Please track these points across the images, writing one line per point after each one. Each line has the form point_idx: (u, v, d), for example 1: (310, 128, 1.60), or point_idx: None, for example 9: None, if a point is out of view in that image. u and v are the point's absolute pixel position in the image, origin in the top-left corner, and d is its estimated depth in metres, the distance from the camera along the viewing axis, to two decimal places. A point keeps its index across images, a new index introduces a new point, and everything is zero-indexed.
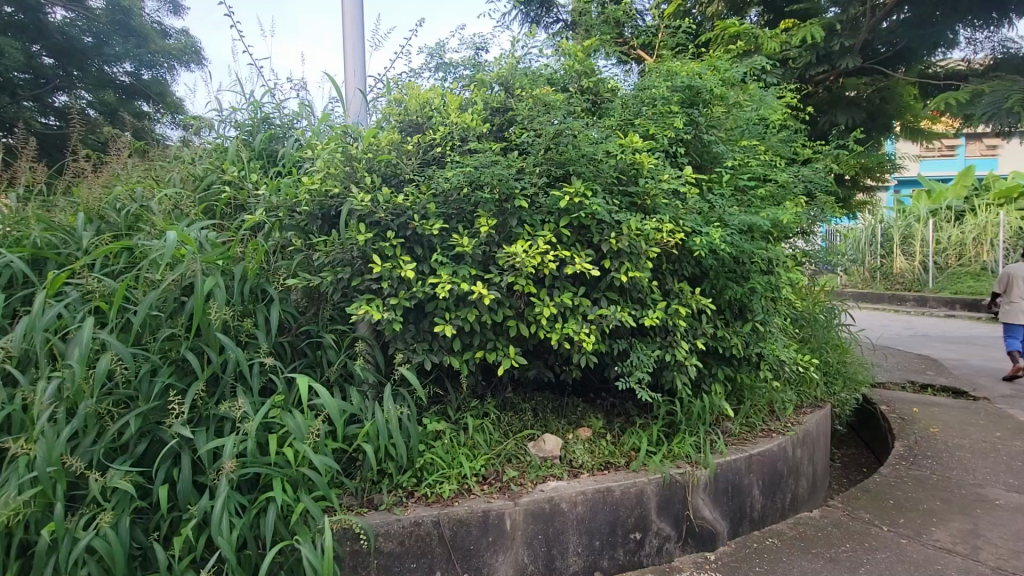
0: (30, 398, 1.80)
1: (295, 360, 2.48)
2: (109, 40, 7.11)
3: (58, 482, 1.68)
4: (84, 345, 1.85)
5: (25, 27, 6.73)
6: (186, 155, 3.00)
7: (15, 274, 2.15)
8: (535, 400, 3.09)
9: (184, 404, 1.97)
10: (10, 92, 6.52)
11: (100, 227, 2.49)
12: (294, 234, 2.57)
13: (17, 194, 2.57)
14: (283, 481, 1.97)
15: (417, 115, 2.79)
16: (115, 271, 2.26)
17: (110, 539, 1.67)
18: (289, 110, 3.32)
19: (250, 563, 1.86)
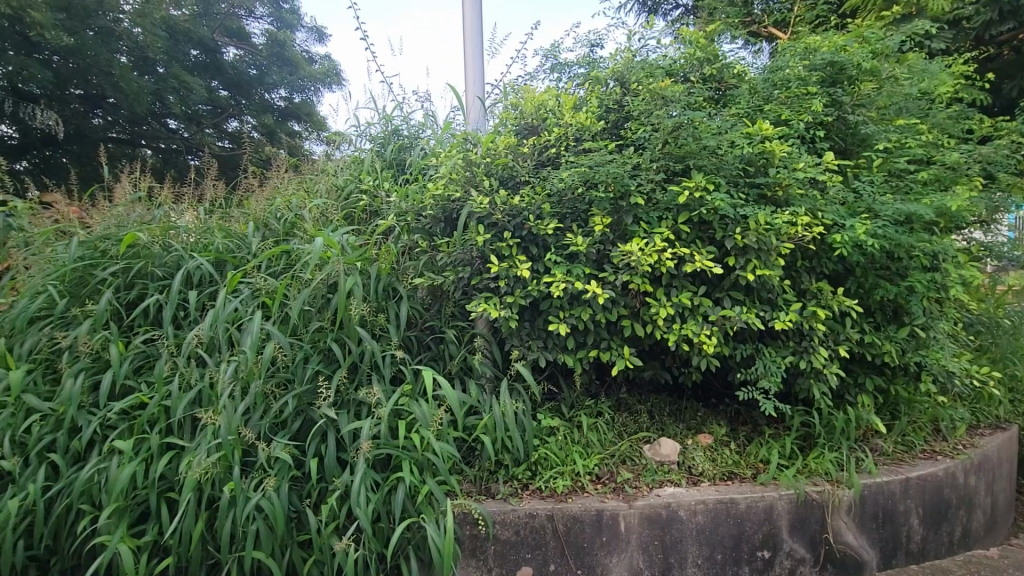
0: (216, 377, 2.16)
1: (421, 353, 2.67)
2: (268, 70, 8.30)
3: (235, 449, 2.00)
4: (254, 334, 2.19)
5: (206, 66, 7.85)
6: (331, 168, 3.37)
7: (203, 273, 2.59)
8: (651, 402, 3.00)
9: (330, 389, 2.24)
10: (196, 122, 7.76)
11: (265, 234, 2.91)
12: (420, 236, 2.76)
13: (205, 207, 3.09)
14: (411, 463, 2.15)
15: (532, 118, 2.86)
16: (276, 271, 2.61)
17: (273, 501, 1.94)
18: (416, 121, 3.58)
19: (382, 535, 2.06)
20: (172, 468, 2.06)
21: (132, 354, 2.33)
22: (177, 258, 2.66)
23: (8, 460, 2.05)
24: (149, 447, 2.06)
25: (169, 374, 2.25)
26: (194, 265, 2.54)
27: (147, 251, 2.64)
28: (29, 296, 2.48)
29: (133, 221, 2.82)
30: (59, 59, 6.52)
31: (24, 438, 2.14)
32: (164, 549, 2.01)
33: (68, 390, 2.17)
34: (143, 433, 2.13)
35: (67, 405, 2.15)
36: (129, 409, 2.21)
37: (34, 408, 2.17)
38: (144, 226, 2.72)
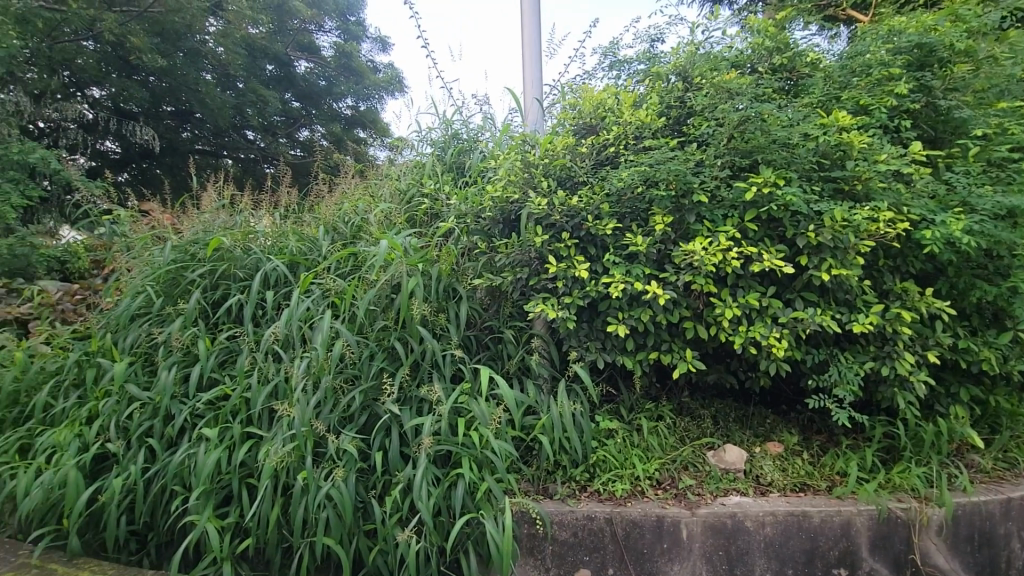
0: (290, 372, 2.30)
1: (480, 352, 2.72)
2: (336, 81, 8.82)
3: (307, 440, 2.12)
4: (324, 332, 2.31)
5: (279, 79, 8.42)
6: (394, 172, 3.49)
7: (278, 275, 2.76)
8: (715, 407, 2.90)
9: (394, 386, 2.33)
10: (272, 132, 8.30)
11: (334, 237, 3.06)
12: (479, 237, 2.80)
13: (280, 212, 3.29)
14: (471, 460, 2.19)
15: (591, 117, 2.83)
16: (344, 273, 2.74)
17: (342, 491, 2.05)
18: (475, 124, 3.65)
19: (442, 529, 2.11)
20: (252, 456, 2.21)
21: (217, 349, 2.52)
22: (256, 260, 2.84)
23: (113, 443, 2.27)
24: (231, 435, 2.23)
25: (249, 369, 2.42)
26: (270, 267, 2.71)
27: (230, 254, 2.84)
28: (130, 296, 2.74)
29: (218, 227, 3.05)
30: (154, 79, 7.13)
31: (126, 424, 2.37)
32: (244, 530, 2.17)
33: (163, 381, 2.39)
34: (226, 423, 2.30)
35: (162, 394, 2.36)
36: (214, 400, 2.40)
37: (135, 396, 2.39)
38: (227, 232, 2.94)
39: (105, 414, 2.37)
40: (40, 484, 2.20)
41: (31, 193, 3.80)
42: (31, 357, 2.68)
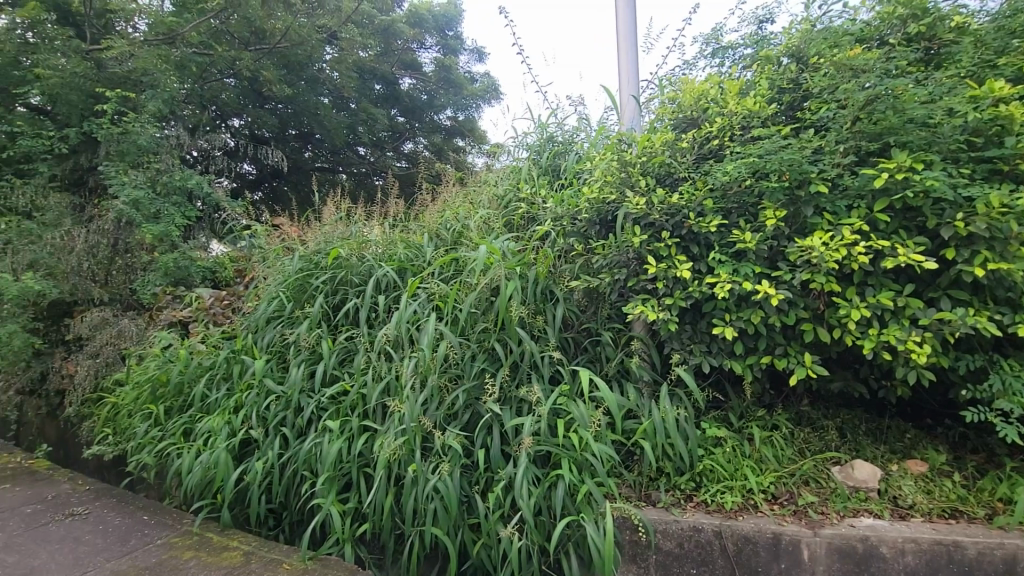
0: (400, 370, 2.46)
1: (578, 355, 2.71)
2: (437, 94, 9.34)
3: (416, 434, 2.25)
4: (430, 333, 2.44)
5: (386, 97, 9.11)
6: (492, 178, 3.60)
7: (389, 280, 2.96)
8: (841, 418, 2.63)
9: (495, 386, 2.40)
10: (380, 146, 9.03)
11: (437, 243, 3.22)
12: (576, 239, 2.77)
13: (389, 221, 3.52)
14: (571, 462, 2.20)
15: (692, 110, 2.71)
16: (447, 277, 2.87)
17: (448, 485, 2.15)
18: (570, 126, 3.65)
19: (543, 528, 2.13)
20: (368, 448, 2.40)
21: (337, 349, 2.77)
22: (369, 267, 3.08)
23: (255, 430, 2.59)
24: (351, 427, 2.44)
25: (365, 367, 2.63)
26: (382, 273, 2.92)
27: (347, 262, 3.11)
28: (267, 301, 3.10)
29: (338, 238, 3.35)
30: (282, 107, 8.03)
31: (265, 414, 2.68)
32: (362, 516, 2.36)
33: (293, 377, 2.67)
34: (346, 416, 2.52)
35: (293, 389, 2.65)
36: (336, 395, 2.64)
37: (271, 389, 2.70)
38: (345, 242, 3.22)
39: (248, 404, 2.70)
40: (199, 462, 2.56)
41: (190, 213, 4.46)
42: (191, 353, 3.12)
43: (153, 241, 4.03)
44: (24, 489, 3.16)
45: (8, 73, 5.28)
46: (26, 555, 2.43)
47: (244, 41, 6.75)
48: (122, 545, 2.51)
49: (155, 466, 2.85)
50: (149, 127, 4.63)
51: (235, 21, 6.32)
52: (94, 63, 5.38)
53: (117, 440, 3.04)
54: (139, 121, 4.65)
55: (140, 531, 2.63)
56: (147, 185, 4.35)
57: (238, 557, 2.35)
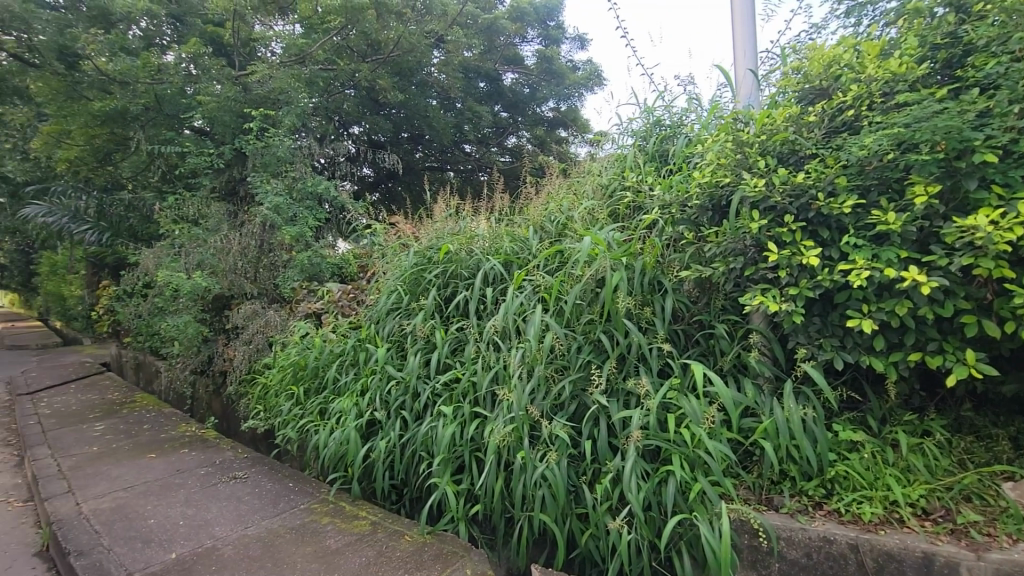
0: (508, 360, 2.53)
1: (689, 348, 2.59)
2: (539, 86, 9.38)
3: (524, 423, 2.31)
4: (536, 324, 2.47)
5: (489, 94, 9.42)
6: (596, 168, 3.53)
7: (496, 273, 3.05)
8: (1014, 427, 2.24)
9: (601, 378, 2.37)
10: (484, 142, 9.33)
11: (541, 235, 3.23)
12: (687, 227, 2.61)
13: (495, 216, 3.61)
14: (682, 458, 2.12)
15: (821, 80, 2.45)
16: (552, 269, 2.88)
17: (555, 474, 2.18)
18: (679, 108, 3.47)
19: (653, 524, 2.08)
20: (479, 433, 2.51)
21: (449, 339, 2.92)
22: (477, 261, 3.19)
23: (378, 412, 2.82)
24: (463, 413, 2.57)
25: (475, 356, 2.75)
26: (490, 266, 3.01)
27: (457, 256, 3.25)
28: (387, 294, 3.34)
29: (448, 233, 3.51)
30: (395, 111, 8.57)
31: (387, 398, 2.91)
32: (474, 497, 2.48)
33: (411, 365, 2.87)
34: (458, 403, 2.66)
35: (410, 375, 2.84)
36: (449, 382, 2.79)
37: (392, 375, 2.93)
38: (455, 237, 3.36)
39: (373, 388, 2.94)
40: (333, 439, 2.85)
41: (320, 216, 4.96)
42: (324, 341, 3.47)
43: (291, 241, 4.54)
44: (199, 453, 3.75)
45: (177, 102, 6.23)
46: (202, 509, 2.89)
47: (362, 54, 7.30)
48: (273, 507, 2.88)
49: (297, 440, 3.23)
50: (286, 140, 5.21)
51: (354, 36, 6.86)
52: (242, 87, 6.17)
53: (267, 416, 3.49)
54: (278, 136, 5.26)
55: (286, 496, 3.00)
56: (285, 192, 4.91)
57: (366, 526, 2.59)
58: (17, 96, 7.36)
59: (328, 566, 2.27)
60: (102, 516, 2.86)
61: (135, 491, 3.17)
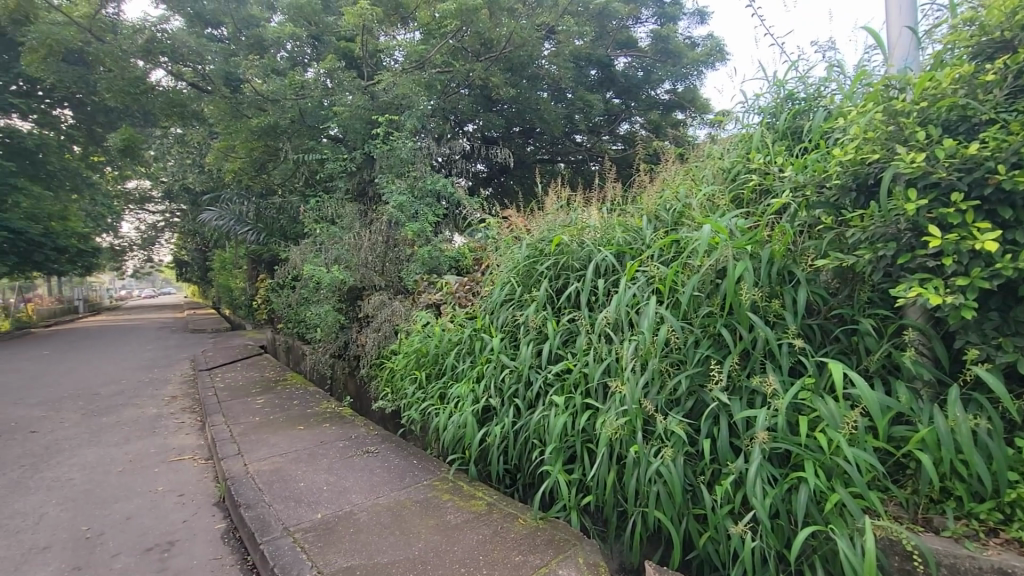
0: (620, 353, 2.48)
1: (826, 345, 2.35)
2: (653, 68, 9.08)
3: (638, 417, 2.25)
4: (650, 317, 2.38)
5: (601, 81, 9.39)
6: (717, 151, 3.26)
7: (608, 264, 2.98)
8: None
9: (722, 373, 2.24)
10: (597, 132, 9.43)
11: (656, 225, 3.08)
12: (824, 211, 2.31)
13: (607, 206, 3.53)
14: (816, 465, 1.94)
15: (1005, 29, 2.03)
16: (668, 260, 2.75)
17: (671, 471, 2.11)
18: (816, 78, 3.11)
19: (781, 533, 1.94)
20: (591, 424, 2.51)
21: (561, 330, 2.93)
22: (588, 252, 3.14)
23: (493, 399, 2.94)
24: (575, 404, 2.57)
25: (586, 348, 2.74)
26: (601, 257, 2.95)
27: (568, 248, 3.23)
28: (500, 286, 3.44)
29: (559, 225, 3.50)
30: (507, 107, 8.80)
31: (501, 386, 3.01)
32: (586, 487, 2.48)
33: (523, 354, 2.93)
34: (570, 393, 2.67)
35: (523, 365, 2.91)
36: (560, 372, 2.81)
37: (505, 364, 3.02)
38: (566, 229, 3.34)
39: (488, 376, 3.07)
40: (453, 422, 3.03)
41: (438, 212, 5.26)
42: (443, 330, 3.67)
43: (414, 237, 4.86)
44: (338, 428, 4.20)
45: (317, 114, 6.98)
46: (340, 477, 3.24)
47: (476, 53, 7.56)
48: (400, 480, 3.14)
49: (420, 421, 3.48)
50: (408, 142, 5.58)
51: (469, 37, 7.11)
52: (370, 95, 6.69)
53: (394, 398, 3.81)
54: (401, 139, 5.65)
55: (412, 471, 3.25)
56: (408, 191, 5.27)
57: (483, 506, 2.72)
58: (195, 119, 8.74)
59: (448, 539, 2.43)
60: (264, 477, 3.33)
61: (288, 457, 3.65)
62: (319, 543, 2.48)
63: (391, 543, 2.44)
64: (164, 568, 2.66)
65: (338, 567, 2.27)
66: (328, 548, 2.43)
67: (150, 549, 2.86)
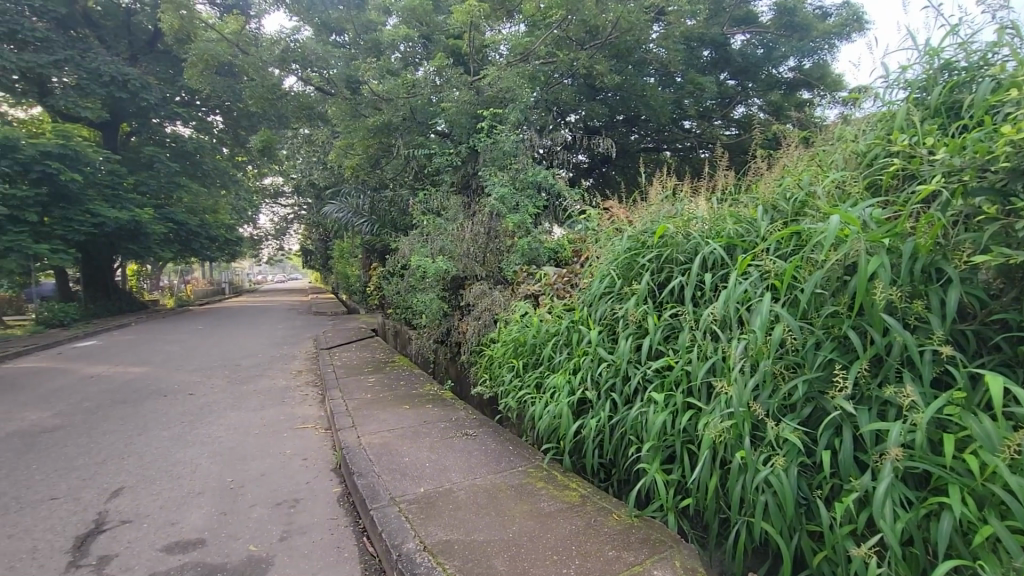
0: (728, 352, 2.33)
1: (983, 354, 2.03)
2: (776, 45, 8.76)
3: (746, 420, 2.11)
4: (763, 315, 2.19)
5: (717, 61, 9.21)
6: (850, 132, 2.87)
7: (716, 257, 2.78)
8: None
9: (847, 380, 2.02)
10: (709, 117, 9.25)
11: (774, 216, 2.81)
12: (987, 199, 1.98)
13: (718, 197, 3.29)
14: (963, 492, 1.70)
15: None
16: (785, 253, 2.50)
17: (782, 482, 1.96)
18: (984, 43, 2.60)
19: (915, 563, 1.75)
20: (692, 425, 2.39)
21: (662, 325, 2.80)
22: (695, 245, 2.96)
23: (590, 392, 2.91)
24: (675, 403, 2.47)
25: (690, 345, 2.60)
26: (709, 251, 2.76)
27: (673, 240, 3.06)
28: (599, 278, 3.36)
29: (663, 216, 3.33)
30: (611, 95, 8.69)
31: (598, 379, 2.97)
32: (685, 489, 2.39)
33: (622, 348, 2.86)
34: (670, 391, 2.57)
35: (621, 359, 2.84)
36: (661, 369, 2.71)
37: (603, 357, 2.96)
38: (671, 220, 3.17)
39: (585, 368, 3.04)
40: (549, 412, 3.06)
41: (539, 203, 5.28)
42: (541, 321, 3.69)
43: (514, 228, 4.92)
44: (440, 410, 4.43)
45: (427, 111, 7.38)
46: (441, 456, 3.41)
47: (581, 42, 7.49)
48: (497, 464, 3.25)
49: (516, 409, 3.56)
50: (511, 135, 5.68)
51: (574, 25, 7.03)
52: (476, 90, 6.90)
53: (492, 384, 3.93)
54: (504, 132, 5.77)
55: (508, 457, 3.34)
56: (509, 183, 5.36)
57: (577, 498, 2.72)
58: (321, 119, 9.61)
59: (542, 526, 2.46)
60: (373, 449, 3.61)
61: (395, 433, 3.91)
62: (421, 515, 2.64)
63: (487, 522, 2.53)
64: (291, 522, 3.00)
65: (438, 540, 2.40)
66: (429, 520, 2.58)
67: (279, 504, 3.24)
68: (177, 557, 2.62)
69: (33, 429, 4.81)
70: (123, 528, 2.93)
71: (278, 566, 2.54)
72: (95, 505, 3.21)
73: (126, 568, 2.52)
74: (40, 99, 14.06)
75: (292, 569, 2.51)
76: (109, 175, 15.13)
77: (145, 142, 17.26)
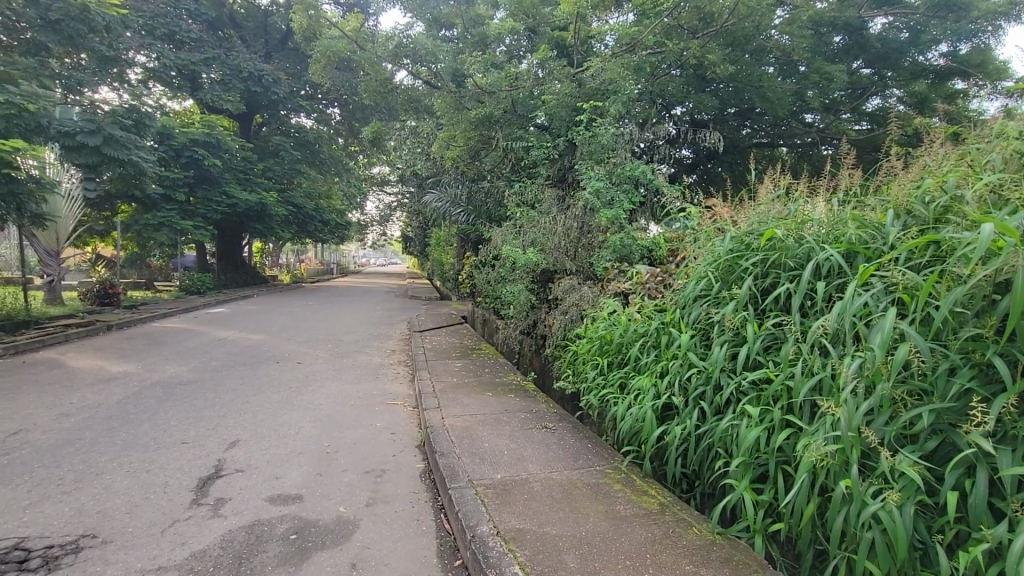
0: (839, 369, 2.09)
1: None
2: (926, 27, 7.82)
3: (854, 447, 1.88)
4: (885, 332, 1.93)
5: (850, 48, 8.38)
6: (1014, 128, 2.43)
7: (832, 265, 2.51)
8: None
9: (987, 415, 1.73)
10: (836, 109, 8.58)
11: (907, 222, 2.47)
12: None
13: (839, 198, 2.97)
14: None
15: None
16: (919, 264, 2.19)
17: (895, 519, 1.75)
18: None
19: None
20: (790, 446, 2.20)
21: (763, 334, 2.59)
22: (808, 249, 2.68)
23: (676, 398, 2.79)
24: (772, 419, 2.29)
25: (794, 358, 2.38)
26: (824, 257, 2.48)
27: (782, 244, 2.79)
28: (695, 279, 3.17)
29: (772, 217, 3.04)
30: (723, 87, 8.29)
31: (686, 385, 2.83)
32: (778, 513, 2.22)
33: (716, 356, 2.68)
34: (767, 406, 2.38)
35: (714, 366, 2.68)
36: (758, 381, 2.52)
37: (694, 363, 2.80)
38: (782, 222, 2.90)
39: (673, 372, 2.90)
40: (631, 414, 2.97)
41: (634, 199, 5.11)
42: (629, 320, 3.56)
43: (607, 223, 4.79)
44: (522, 401, 4.47)
45: (528, 104, 7.45)
46: (520, 446, 3.45)
47: (693, 31, 7.13)
48: (575, 460, 3.23)
49: (598, 407, 3.52)
50: (610, 129, 5.55)
51: (686, 13, 6.68)
52: (577, 83, 6.82)
53: (576, 380, 3.91)
54: (603, 125, 5.64)
55: (587, 455, 3.31)
56: (607, 177, 5.25)
57: (655, 505, 2.63)
58: (427, 112, 10.04)
59: (616, 529, 2.41)
60: (456, 432, 3.74)
61: (477, 419, 4.03)
62: (496, 500, 2.70)
63: (560, 517, 2.52)
64: (377, 490, 3.20)
65: (510, 527, 2.44)
66: (503, 507, 2.62)
67: (369, 472, 3.46)
68: (278, 507, 2.90)
69: (171, 381, 5.56)
70: (237, 475, 3.30)
71: (363, 528, 2.72)
72: (215, 452, 3.65)
73: (237, 511, 2.84)
74: (191, 93, 15.99)
75: (374, 533, 2.68)
76: (243, 162, 16.97)
77: (274, 132, 19.11)
